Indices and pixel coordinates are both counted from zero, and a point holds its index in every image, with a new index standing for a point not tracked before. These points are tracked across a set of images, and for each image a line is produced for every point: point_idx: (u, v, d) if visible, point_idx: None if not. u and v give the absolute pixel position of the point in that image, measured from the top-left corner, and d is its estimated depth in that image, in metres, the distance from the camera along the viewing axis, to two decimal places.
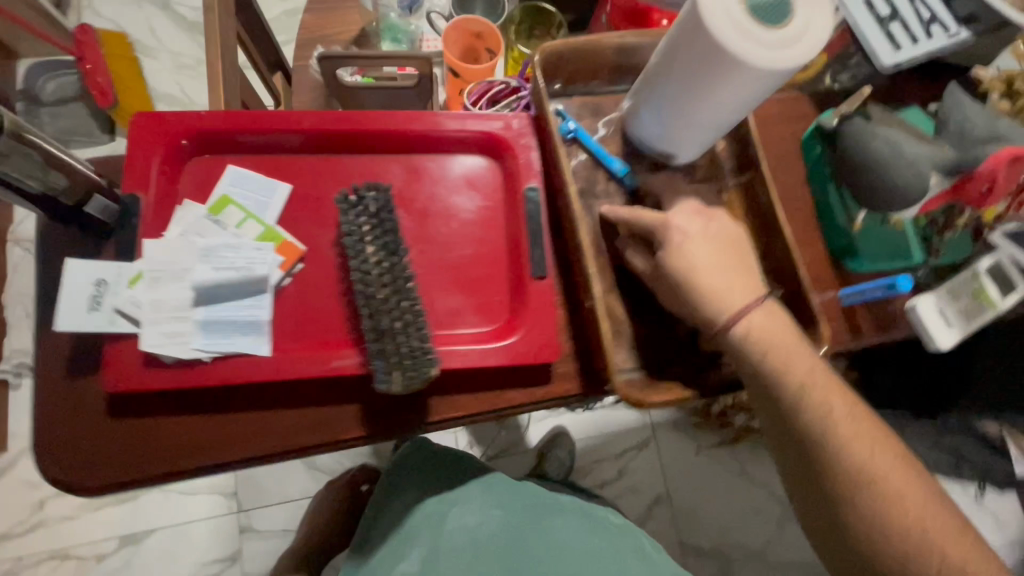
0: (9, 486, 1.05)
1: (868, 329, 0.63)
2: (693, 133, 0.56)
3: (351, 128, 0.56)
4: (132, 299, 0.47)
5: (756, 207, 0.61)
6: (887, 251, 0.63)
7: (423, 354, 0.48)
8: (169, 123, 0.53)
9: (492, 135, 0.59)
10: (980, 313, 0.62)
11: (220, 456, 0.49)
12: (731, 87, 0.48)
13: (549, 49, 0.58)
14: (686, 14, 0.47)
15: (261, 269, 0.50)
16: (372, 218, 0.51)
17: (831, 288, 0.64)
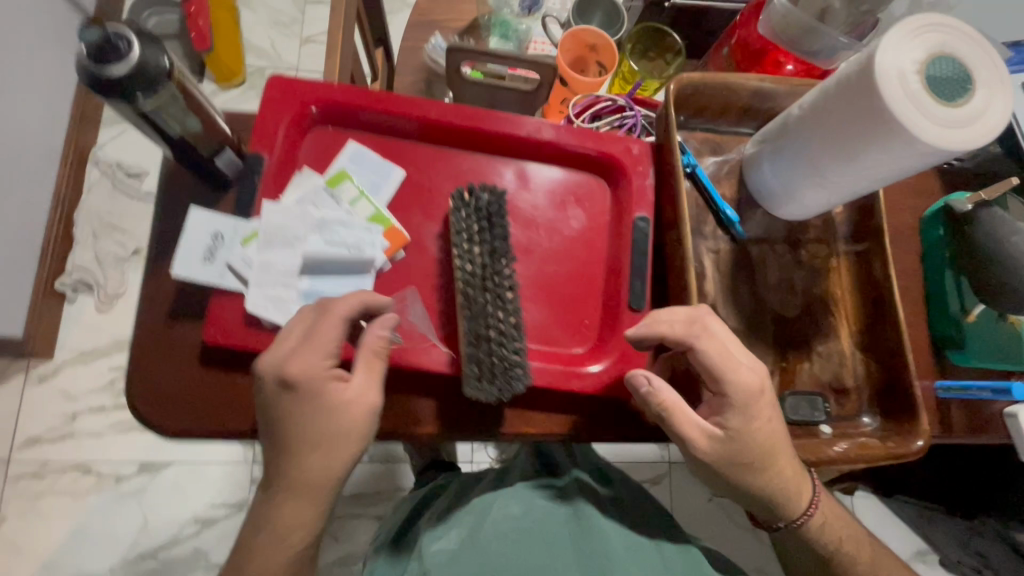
0: (46, 394, 1.06)
1: (961, 428, 0.59)
2: (822, 192, 0.53)
3: (474, 126, 0.56)
4: (243, 258, 0.48)
5: (868, 278, 0.58)
6: (998, 352, 0.59)
7: (513, 367, 0.47)
8: (303, 90, 0.54)
9: (609, 156, 0.58)
10: None
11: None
12: (883, 155, 0.46)
13: (686, 80, 0.57)
14: (854, 72, 0.44)
15: (368, 251, 0.50)
16: (482, 218, 0.51)
17: (928, 377, 0.61)
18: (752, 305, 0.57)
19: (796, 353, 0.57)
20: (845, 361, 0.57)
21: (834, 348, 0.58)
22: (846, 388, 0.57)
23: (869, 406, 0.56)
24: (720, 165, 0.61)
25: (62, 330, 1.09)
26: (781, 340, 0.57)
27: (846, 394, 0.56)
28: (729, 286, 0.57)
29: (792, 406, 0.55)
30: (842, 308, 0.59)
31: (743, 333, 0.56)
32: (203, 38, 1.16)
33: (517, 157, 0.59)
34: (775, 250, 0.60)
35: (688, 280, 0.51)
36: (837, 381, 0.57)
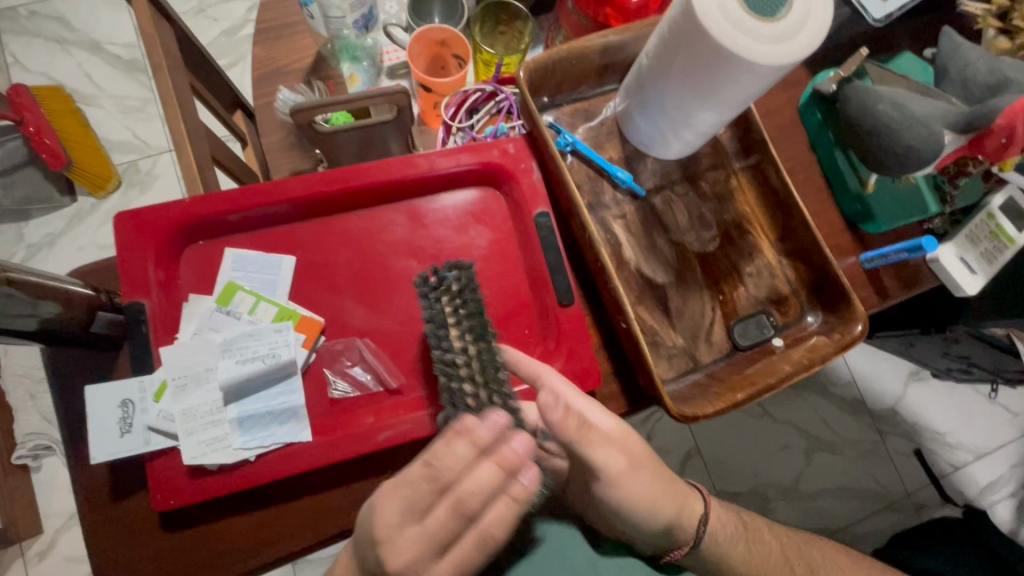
0: (54, 565, 1.00)
1: (895, 289, 0.63)
2: (693, 130, 0.54)
3: (345, 185, 0.54)
4: (161, 414, 0.45)
5: (768, 188, 0.59)
6: (902, 210, 0.62)
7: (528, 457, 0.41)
8: (155, 217, 0.50)
9: (488, 164, 0.56)
10: (1000, 253, 0.60)
11: (285, 548, 0.48)
12: (733, 86, 0.46)
13: (532, 64, 0.55)
14: (679, 17, 0.45)
15: (285, 354, 0.48)
16: (455, 298, 0.41)
17: (852, 254, 0.63)
18: (674, 253, 0.58)
19: (729, 282, 0.58)
20: (775, 271, 0.59)
21: (762, 263, 0.59)
22: (784, 297, 0.58)
23: (810, 305, 0.58)
24: (600, 131, 0.60)
25: (41, 499, 1.02)
26: (711, 275, 0.58)
27: (785, 302, 0.58)
28: (647, 244, 0.58)
29: (741, 332, 0.56)
30: (756, 223, 0.60)
31: (674, 284, 0.57)
32: (54, 155, 1.09)
33: (403, 198, 0.57)
34: (678, 192, 0.60)
35: (603, 259, 0.51)
36: (774, 293, 0.58)
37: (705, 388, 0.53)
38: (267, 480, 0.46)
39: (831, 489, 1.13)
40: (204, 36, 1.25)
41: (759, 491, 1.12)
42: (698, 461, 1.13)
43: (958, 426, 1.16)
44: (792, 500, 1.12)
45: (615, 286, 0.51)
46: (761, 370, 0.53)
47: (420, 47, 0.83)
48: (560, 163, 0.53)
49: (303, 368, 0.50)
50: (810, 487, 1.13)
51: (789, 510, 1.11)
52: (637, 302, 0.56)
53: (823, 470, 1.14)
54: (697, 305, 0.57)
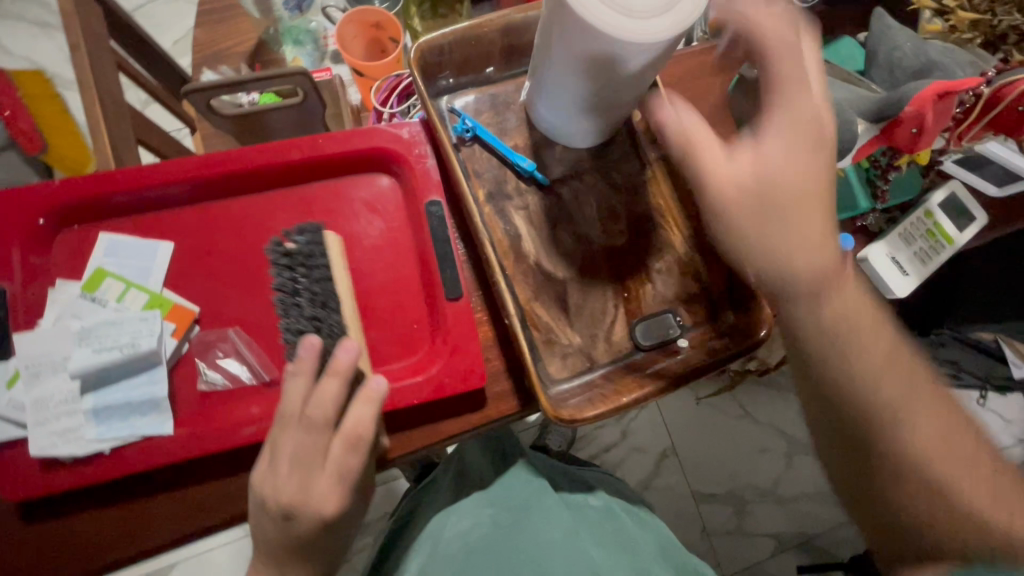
0: None
1: None
2: (592, 114, 0.51)
3: (225, 170, 0.51)
4: (13, 403, 0.44)
5: (681, 178, 0.56)
6: None
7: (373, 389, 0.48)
8: (25, 201, 0.49)
9: (380, 150, 0.54)
10: (937, 253, 0.58)
11: (151, 541, 0.46)
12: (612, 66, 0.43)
13: (425, 45, 0.53)
14: None
15: (146, 343, 0.46)
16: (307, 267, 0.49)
17: None
18: (578, 246, 0.55)
19: (634, 278, 0.55)
20: (686, 267, 0.56)
21: (672, 259, 0.56)
22: (693, 295, 0.55)
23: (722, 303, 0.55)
24: (505, 118, 0.57)
25: None
26: (616, 271, 0.55)
27: (696, 300, 0.55)
28: (549, 237, 0.55)
29: (644, 331, 0.53)
30: (669, 217, 0.57)
31: (576, 279, 0.54)
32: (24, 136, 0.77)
33: (294, 184, 0.54)
34: (588, 182, 0.57)
35: (485, 251, 0.49)
36: (684, 290, 0.55)
37: (593, 390, 0.50)
38: (125, 473, 0.45)
39: (810, 494, 1.09)
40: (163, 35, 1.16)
41: (736, 493, 1.09)
42: (674, 460, 1.10)
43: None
44: (768, 503, 1.09)
45: (497, 280, 0.49)
46: (657, 370, 0.50)
47: (354, 29, 0.80)
48: (447, 149, 0.50)
49: (173, 358, 0.49)
50: (790, 490, 1.09)
51: (761, 513, 1.08)
52: (533, 298, 0.54)
53: (799, 476, 1.10)
54: (598, 302, 0.54)
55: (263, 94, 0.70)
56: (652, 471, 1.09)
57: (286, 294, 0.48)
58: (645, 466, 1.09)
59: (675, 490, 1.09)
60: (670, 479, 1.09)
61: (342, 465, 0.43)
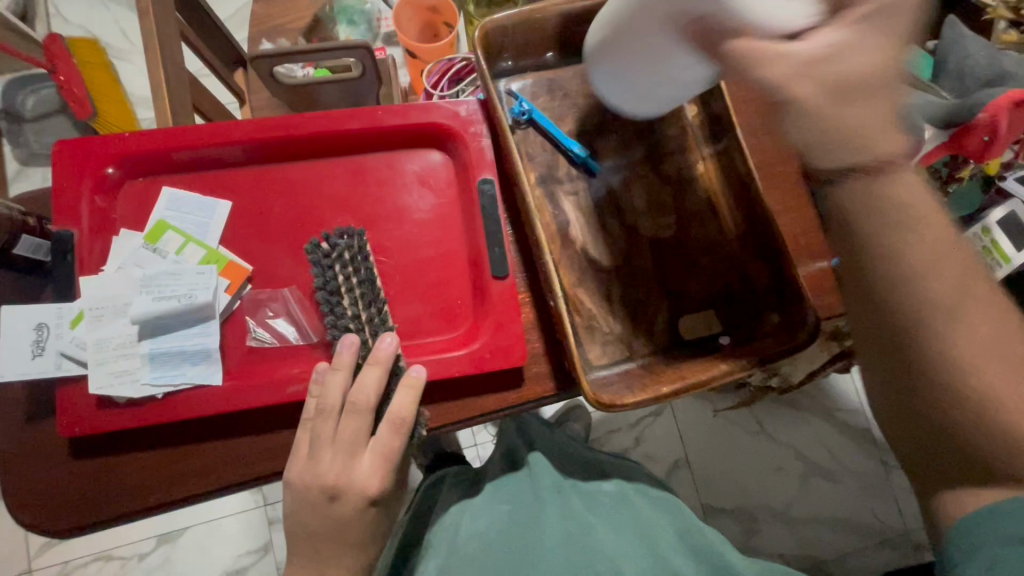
0: None
1: None
2: (662, 89, 0.50)
3: (287, 134, 0.53)
4: (75, 341, 0.46)
5: (734, 175, 0.55)
6: None
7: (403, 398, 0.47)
8: (95, 149, 0.50)
9: (437, 126, 0.55)
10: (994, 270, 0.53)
11: (192, 489, 0.48)
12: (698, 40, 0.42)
13: (490, 24, 0.53)
14: None
15: (203, 295, 0.48)
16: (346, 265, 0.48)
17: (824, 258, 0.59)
18: (625, 236, 0.55)
19: (679, 272, 0.55)
20: (732, 265, 0.55)
21: (718, 255, 0.55)
22: (738, 293, 0.55)
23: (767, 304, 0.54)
24: (561, 104, 0.58)
25: None
26: (661, 263, 0.55)
27: (740, 299, 0.55)
28: (597, 224, 0.55)
29: (685, 325, 0.53)
30: (717, 213, 0.56)
31: (621, 268, 0.54)
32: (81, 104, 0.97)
33: (351, 154, 0.55)
34: (639, 173, 0.57)
35: (534, 231, 0.49)
36: (729, 288, 0.55)
37: (631, 379, 0.50)
38: (172, 419, 0.46)
39: (824, 517, 1.07)
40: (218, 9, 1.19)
41: (747, 509, 1.08)
42: (685, 471, 1.09)
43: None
44: (777, 524, 1.07)
45: (545, 261, 0.49)
46: (697, 365, 0.50)
47: (410, 11, 0.81)
48: (504, 128, 0.51)
49: (225, 314, 0.50)
50: (802, 512, 1.08)
51: (777, 529, 1.07)
52: (577, 284, 0.54)
53: (815, 496, 1.08)
54: (641, 292, 0.54)
55: (317, 69, 0.68)
56: (667, 477, 1.09)
57: (328, 293, 0.47)
58: (657, 472, 1.09)
59: (691, 498, 1.08)
60: (682, 488, 1.08)
61: (384, 449, 0.44)
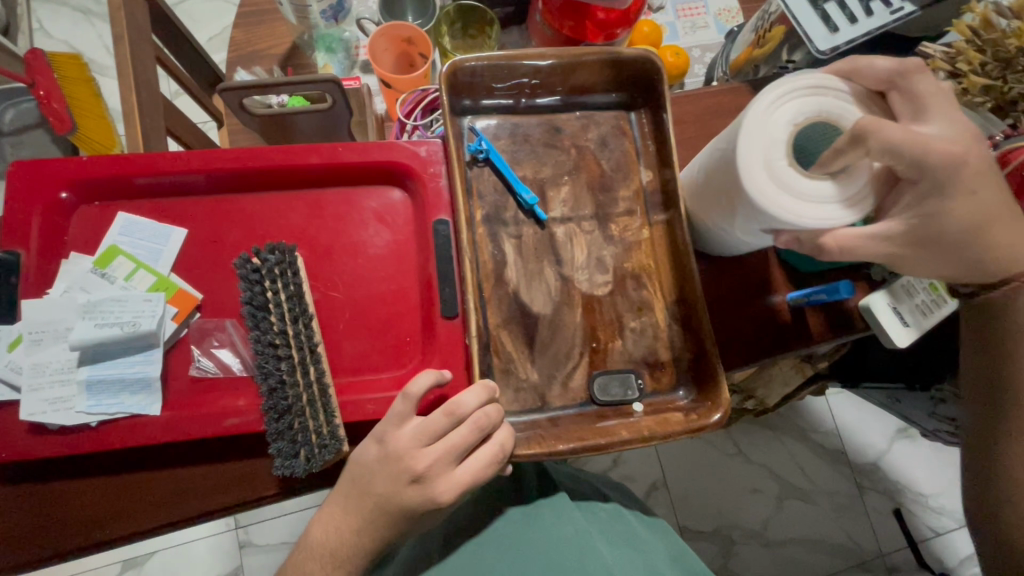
0: None
1: (820, 335, 0.60)
2: (737, 245, 0.55)
3: (244, 165, 0.53)
4: (11, 365, 0.46)
5: (675, 247, 0.57)
6: (834, 250, 0.60)
7: (329, 437, 0.46)
8: (48, 174, 0.51)
9: (396, 164, 0.56)
10: (938, 308, 0.57)
11: (138, 524, 0.47)
12: (755, 232, 0.48)
13: (460, 64, 0.56)
14: (728, 166, 0.42)
15: (147, 323, 0.47)
16: (276, 282, 0.48)
17: (779, 292, 0.61)
18: (571, 277, 0.57)
19: (606, 332, 0.56)
20: (659, 333, 0.57)
21: (648, 321, 0.57)
22: (661, 362, 0.56)
23: (685, 379, 0.56)
24: (519, 147, 0.59)
25: None
26: (591, 320, 0.56)
27: (661, 368, 0.56)
28: (533, 271, 0.57)
29: (602, 387, 0.54)
30: (654, 280, 0.58)
31: (565, 311, 0.56)
32: (59, 119, 0.88)
33: (309, 187, 0.56)
34: (584, 228, 0.58)
35: (468, 275, 0.50)
36: (651, 355, 0.56)
37: (535, 430, 0.52)
38: (108, 448, 0.46)
39: (799, 538, 1.08)
40: (201, 31, 1.20)
41: (723, 531, 1.08)
42: (663, 493, 1.09)
43: (947, 488, 1.10)
44: (756, 545, 1.07)
45: (469, 303, 0.50)
46: (607, 428, 0.52)
47: (386, 43, 0.82)
48: (455, 170, 0.52)
49: (172, 341, 0.50)
50: (779, 534, 1.08)
51: (757, 553, 1.07)
52: (502, 325, 0.55)
53: (793, 519, 1.09)
54: (565, 345, 0.55)
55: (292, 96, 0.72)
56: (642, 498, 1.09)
57: (254, 307, 0.47)
58: None
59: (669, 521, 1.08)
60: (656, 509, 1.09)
61: (309, 450, 0.45)
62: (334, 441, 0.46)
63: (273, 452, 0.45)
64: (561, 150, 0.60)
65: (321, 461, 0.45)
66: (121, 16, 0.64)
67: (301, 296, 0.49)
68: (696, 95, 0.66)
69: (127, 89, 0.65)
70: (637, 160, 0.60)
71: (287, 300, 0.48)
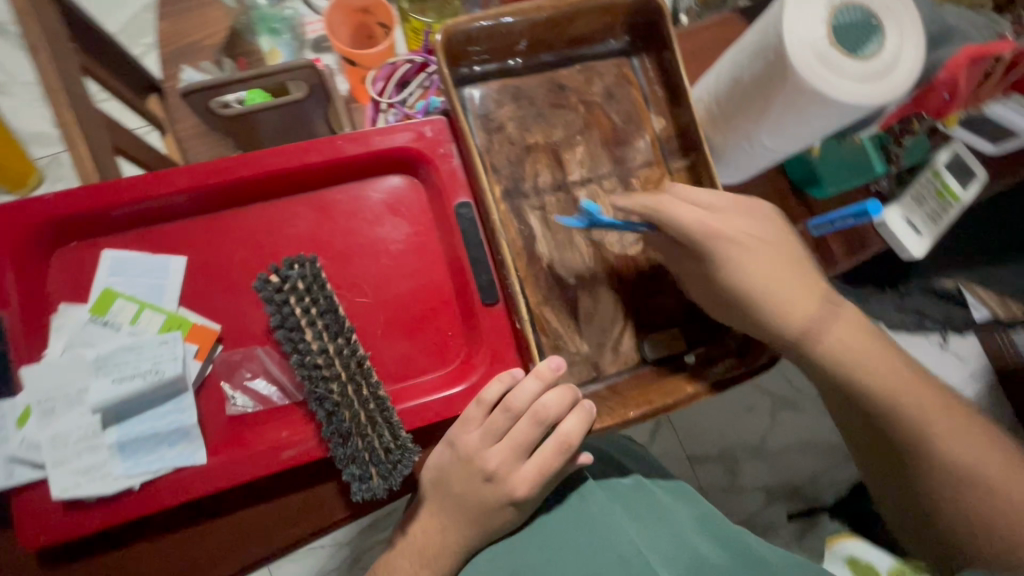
0: None
1: (843, 257, 0.61)
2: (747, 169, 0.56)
3: (238, 175, 0.48)
4: (26, 442, 0.41)
5: None
6: (848, 173, 0.60)
7: (400, 449, 0.43)
8: (10, 219, 0.44)
9: (401, 150, 0.52)
10: (947, 210, 0.61)
11: None
12: (777, 138, 0.48)
13: (455, 28, 0.51)
14: (765, 58, 0.43)
15: (170, 368, 0.43)
16: (306, 298, 0.44)
17: (798, 222, 0.61)
18: (602, 241, 0.55)
19: (646, 290, 0.55)
20: None
21: None
22: (704, 311, 0.56)
23: (728, 322, 0.56)
24: (526, 113, 0.56)
25: None
26: (629, 282, 0.55)
27: (704, 317, 0.56)
28: (563, 242, 0.54)
29: (651, 345, 0.54)
30: None
31: (599, 278, 0.54)
32: None
33: (313, 189, 0.52)
34: (606, 188, 0.56)
35: (508, 258, 0.47)
36: (694, 307, 0.56)
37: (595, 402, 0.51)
38: (158, 508, 0.42)
39: None
40: (107, 25, 1.06)
41: None
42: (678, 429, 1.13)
43: None
44: None
45: (514, 286, 0.47)
46: (667, 388, 0.51)
47: (341, 15, 0.75)
48: (473, 148, 0.48)
49: (200, 381, 0.46)
50: None
51: (747, 455, 1.06)
52: (544, 303, 0.53)
53: None
54: (608, 311, 0.54)
55: (253, 92, 0.64)
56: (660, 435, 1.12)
57: (289, 329, 0.44)
58: None
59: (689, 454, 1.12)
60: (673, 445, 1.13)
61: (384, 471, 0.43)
62: (410, 451, 0.44)
63: (346, 478, 0.43)
64: (568, 109, 0.57)
65: (399, 476, 0.43)
66: (38, 20, 0.55)
67: (335, 308, 0.45)
68: (690, 30, 0.64)
69: (65, 109, 0.56)
70: (647, 109, 0.58)
71: (321, 315, 0.45)
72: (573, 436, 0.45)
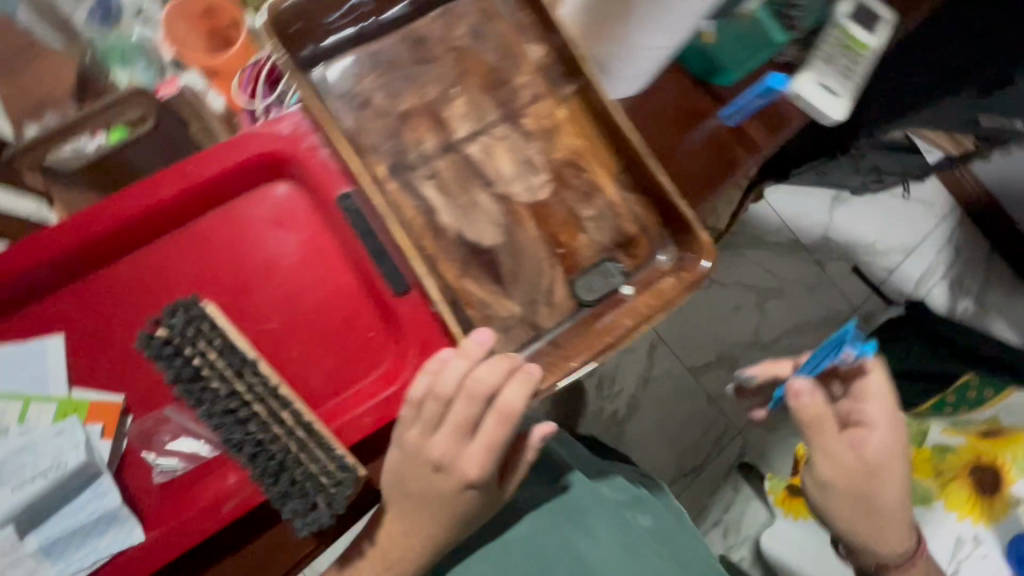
0: None
1: (763, 140, 0.58)
2: (635, 80, 0.54)
3: (85, 234, 0.43)
4: None
5: (599, 111, 0.52)
6: (749, 49, 0.55)
7: (338, 475, 0.40)
8: None
9: (261, 154, 0.47)
10: (859, 63, 0.57)
11: None
12: (653, 33, 0.47)
13: (277, 9, 0.46)
14: None
15: (70, 459, 0.39)
16: (196, 343, 0.41)
17: (710, 116, 0.58)
18: (506, 194, 0.51)
19: (566, 231, 0.52)
20: (618, 210, 0.53)
21: (603, 204, 0.52)
22: (632, 237, 0.52)
23: (659, 242, 0.53)
24: (387, 77, 0.51)
25: None
26: (546, 227, 0.52)
27: (633, 244, 0.53)
28: (466, 206, 0.51)
29: (584, 286, 0.51)
30: (591, 158, 0.53)
31: (512, 233, 0.51)
32: None
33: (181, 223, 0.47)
34: (498, 135, 0.52)
35: (402, 240, 0.44)
36: (620, 235, 0.52)
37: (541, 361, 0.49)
38: None
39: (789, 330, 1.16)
40: None
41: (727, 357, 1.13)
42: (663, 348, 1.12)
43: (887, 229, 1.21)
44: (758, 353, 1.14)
45: (417, 268, 0.44)
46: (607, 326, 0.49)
47: (185, 22, 0.68)
48: (336, 138, 0.45)
49: (113, 458, 0.43)
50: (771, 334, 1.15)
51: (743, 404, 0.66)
52: (461, 273, 0.50)
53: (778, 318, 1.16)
54: (532, 265, 0.51)
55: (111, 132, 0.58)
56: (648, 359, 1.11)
57: (189, 379, 0.40)
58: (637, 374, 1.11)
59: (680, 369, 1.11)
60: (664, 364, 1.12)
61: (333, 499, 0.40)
62: (347, 474, 0.40)
63: (289, 515, 0.40)
64: (435, 61, 0.52)
65: (342, 500, 0.40)
66: None
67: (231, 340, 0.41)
68: None
69: None
70: (521, 38, 0.53)
71: (220, 356, 0.41)
72: (514, 408, 0.43)
